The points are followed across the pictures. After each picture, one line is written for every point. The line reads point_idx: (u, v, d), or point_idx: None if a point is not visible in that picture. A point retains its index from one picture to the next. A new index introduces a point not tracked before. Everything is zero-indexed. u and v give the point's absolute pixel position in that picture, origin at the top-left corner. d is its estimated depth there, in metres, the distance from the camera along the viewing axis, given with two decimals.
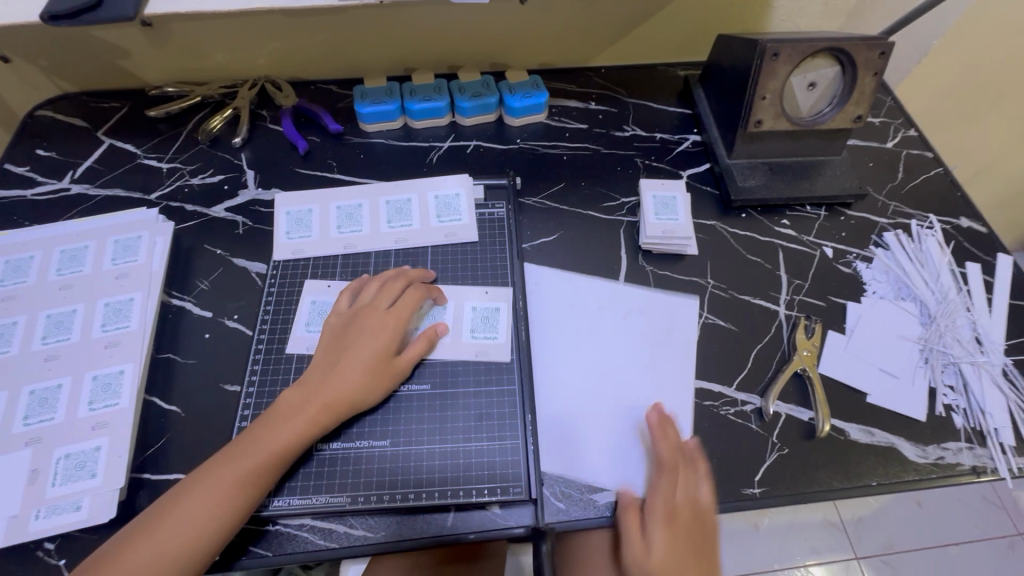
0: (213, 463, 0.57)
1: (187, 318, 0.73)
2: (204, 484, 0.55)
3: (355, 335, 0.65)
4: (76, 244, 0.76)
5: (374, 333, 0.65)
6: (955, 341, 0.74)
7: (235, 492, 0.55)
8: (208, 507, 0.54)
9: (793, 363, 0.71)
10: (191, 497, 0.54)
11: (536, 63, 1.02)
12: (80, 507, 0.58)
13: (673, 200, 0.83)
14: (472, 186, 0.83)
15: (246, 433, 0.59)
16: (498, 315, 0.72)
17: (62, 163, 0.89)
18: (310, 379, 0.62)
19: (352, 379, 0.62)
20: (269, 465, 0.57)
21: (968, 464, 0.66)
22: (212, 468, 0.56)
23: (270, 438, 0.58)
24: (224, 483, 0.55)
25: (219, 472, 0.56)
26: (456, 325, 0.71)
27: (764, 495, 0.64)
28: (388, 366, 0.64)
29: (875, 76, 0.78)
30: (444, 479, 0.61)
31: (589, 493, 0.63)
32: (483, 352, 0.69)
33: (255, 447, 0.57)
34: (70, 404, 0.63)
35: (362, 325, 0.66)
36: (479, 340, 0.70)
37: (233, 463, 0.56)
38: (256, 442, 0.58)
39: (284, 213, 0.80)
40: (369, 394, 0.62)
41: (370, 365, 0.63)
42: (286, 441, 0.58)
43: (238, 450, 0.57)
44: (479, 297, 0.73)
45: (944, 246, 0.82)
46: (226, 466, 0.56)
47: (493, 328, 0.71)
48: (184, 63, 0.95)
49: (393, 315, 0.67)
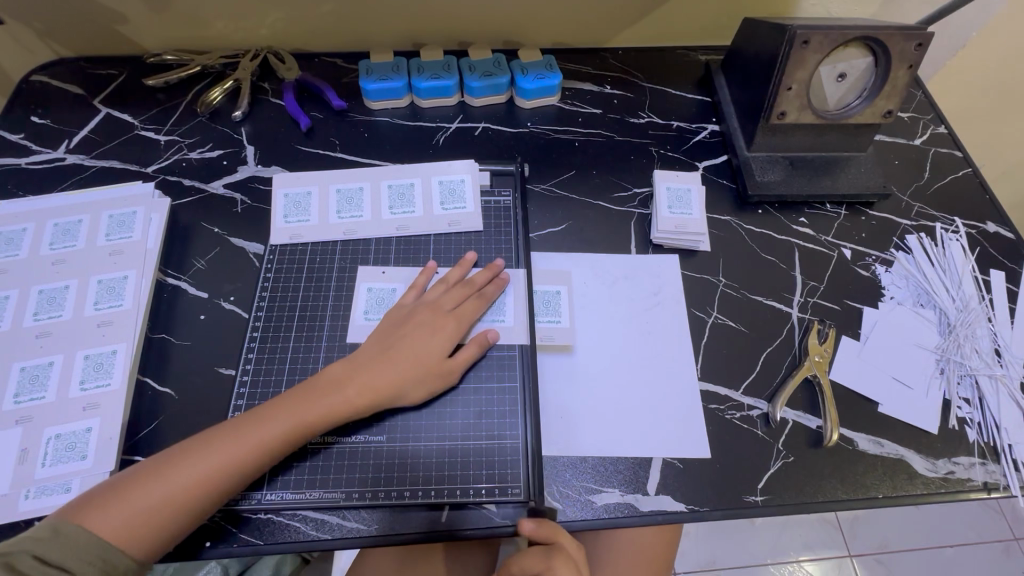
0: (225, 428, 0.56)
1: (182, 298, 0.72)
2: (218, 442, 0.55)
3: (411, 330, 0.64)
4: (69, 217, 0.73)
5: (431, 333, 0.64)
6: (974, 352, 0.71)
7: (248, 457, 0.55)
8: (215, 465, 0.54)
9: (804, 369, 0.69)
10: (203, 451, 0.54)
11: (549, 42, 0.98)
12: (70, 489, 0.57)
13: (687, 194, 0.79)
14: (478, 171, 0.80)
15: (273, 403, 0.59)
16: (559, 298, 0.73)
17: (58, 131, 0.86)
18: (357, 363, 0.62)
19: (399, 374, 0.61)
20: (288, 439, 0.57)
21: (979, 480, 0.64)
22: (229, 429, 0.56)
23: (297, 412, 0.58)
24: (239, 444, 0.55)
25: (236, 434, 0.56)
26: (517, 313, 0.70)
27: (766, 503, 0.62)
28: (439, 367, 0.63)
29: (909, 69, 0.74)
30: (440, 477, 0.60)
31: (587, 494, 0.62)
32: (550, 337, 0.70)
33: (280, 418, 0.57)
34: (61, 383, 0.62)
35: (420, 322, 0.65)
36: (544, 324, 0.71)
37: (253, 427, 0.56)
38: (283, 412, 0.57)
39: (281, 195, 0.77)
40: (412, 393, 0.62)
41: (421, 364, 0.62)
42: (316, 417, 0.58)
43: (264, 418, 0.57)
44: (542, 281, 0.74)
45: (968, 252, 0.79)
46: (245, 429, 0.56)
47: (555, 312, 0.72)
48: (183, 31, 0.91)
49: (452, 318, 0.66)
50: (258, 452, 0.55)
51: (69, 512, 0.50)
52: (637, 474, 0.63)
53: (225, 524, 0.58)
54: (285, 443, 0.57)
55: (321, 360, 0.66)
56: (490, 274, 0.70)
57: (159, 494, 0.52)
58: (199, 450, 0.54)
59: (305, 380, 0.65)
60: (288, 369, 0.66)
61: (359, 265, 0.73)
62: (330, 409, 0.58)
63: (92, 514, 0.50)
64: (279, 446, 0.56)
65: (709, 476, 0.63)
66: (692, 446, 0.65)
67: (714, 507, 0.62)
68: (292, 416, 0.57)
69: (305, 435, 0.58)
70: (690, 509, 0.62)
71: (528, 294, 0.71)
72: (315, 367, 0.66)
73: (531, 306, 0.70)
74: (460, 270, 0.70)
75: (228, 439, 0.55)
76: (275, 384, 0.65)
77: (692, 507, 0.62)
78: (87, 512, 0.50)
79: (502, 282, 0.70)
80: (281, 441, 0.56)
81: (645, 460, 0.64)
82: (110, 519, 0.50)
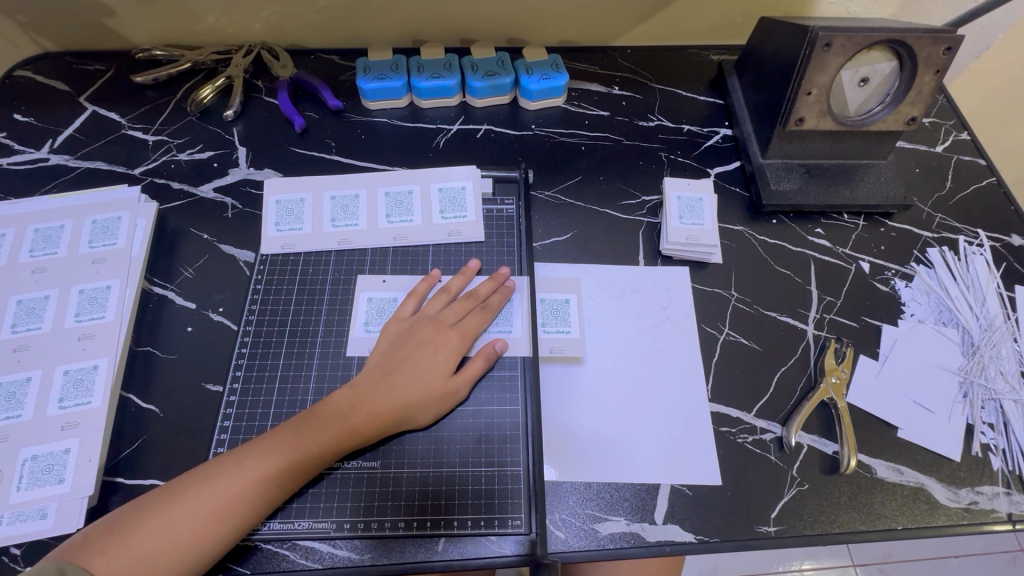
0: (225, 461, 0.53)
1: (169, 309, 0.68)
2: (225, 475, 0.52)
3: (414, 347, 0.61)
4: (51, 223, 0.70)
5: (435, 349, 0.61)
6: (999, 375, 0.67)
7: (258, 491, 0.52)
8: (222, 501, 0.51)
9: (820, 391, 0.65)
10: (210, 487, 0.51)
11: (555, 40, 0.94)
12: (46, 514, 0.54)
13: (699, 203, 0.76)
14: (481, 178, 0.76)
15: (273, 433, 0.56)
16: (569, 307, 0.70)
17: (41, 130, 0.82)
18: (360, 386, 0.59)
19: (405, 395, 0.58)
20: (296, 469, 0.54)
21: (1004, 512, 0.61)
22: (235, 460, 0.53)
23: (305, 440, 0.55)
24: (246, 478, 0.52)
25: (242, 467, 0.53)
26: (524, 323, 0.66)
27: (779, 534, 0.59)
28: (446, 386, 0.60)
29: (936, 75, 0.70)
30: (437, 506, 0.57)
31: (591, 522, 0.59)
32: (559, 348, 0.67)
33: (281, 448, 0.54)
34: (39, 401, 0.59)
35: (422, 338, 0.62)
36: (552, 335, 0.68)
37: (259, 458, 0.53)
38: (290, 440, 0.55)
39: (273, 201, 0.73)
40: (423, 414, 0.59)
41: (429, 383, 0.59)
42: (319, 445, 0.55)
43: (264, 450, 0.54)
44: (547, 288, 0.71)
45: (993, 267, 0.75)
46: (250, 460, 0.53)
47: (564, 322, 0.69)
48: (173, 25, 0.87)
49: (456, 332, 0.63)
50: (267, 485, 0.53)
51: (72, 552, 0.48)
52: (644, 502, 0.60)
53: (224, 561, 0.55)
54: (293, 474, 0.54)
55: (312, 379, 0.63)
56: (494, 283, 0.67)
57: (165, 534, 0.49)
58: (204, 484, 0.52)
59: (295, 400, 0.62)
60: (278, 388, 0.63)
61: (358, 274, 0.70)
62: (339, 436, 0.55)
63: (96, 556, 0.48)
64: (287, 477, 0.54)
65: (720, 504, 0.60)
66: (702, 472, 0.62)
67: (725, 538, 0.59)
68: (299, 444, 0.54)
69: (314, 464, 0.55)
70: (699, 539, 0.58)
71: (535, 302, 0.68)
72: (306, 386, 0.63)
73: (537, 316, 0.67)
74: (460, 280, 0.67)
75: (234, 471, 0.52)
76: (264, 404, 0.62)
77: (700, 537, 0.59)
78: (91, 554, 0.48)
79: (507, 291, 0.67)
80: (290, 471, 0.54)
81: (652, 487, 0.61)
82: (114, 562, 0.48)
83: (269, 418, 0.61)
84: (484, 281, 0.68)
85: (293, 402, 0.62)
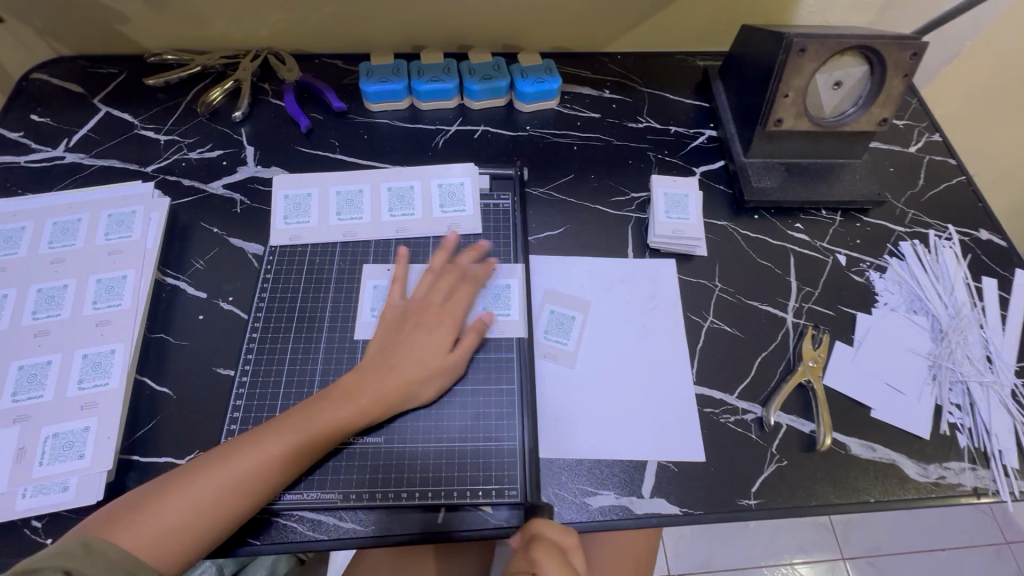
0: (241, 440, 0.57)
1: (181, 298, 0.72)
2: (241, 454, 0.55)
3: (411, 329, 0.65)
4: (69, 216, 0.73)
5: (430, 329, 0.65)
6: (966, 359, 0.72)
7: (274, 466, 0.56)
8: (240, 477, 0.54)
9: (798, 373, 0.69)
10: (228, 463, 0.55)
11: (549, 46, 0.98)
12: (67, 488, 0.58)
13: (684, 199, 0.80)
14: (478, 175, 0.80)
15: (286, 413, 0.59)
16: (573, 324, 0.73)
17: (57, 130, 0.86)
18: (366, 368, 0.62)
19: (408, 375, 0.62)
20: (308, 448, 0.57)
21: (970, 485, 0.65)
22: (250, 440, 0.57)
23: (315, 420, 0.58)
24: (262, 456, 0.55)
25: (256, 446, 0.56)
26: (521, 306, 0.71)
27: (759, 507, 0.63)
28: (445, 362, 0.63)
29: (904, 78, 0.75)
30: (439, 479, 0.61)
31: (583, 496, 0.62)
32: (552, 355, 0.70)
33: (294, 427, 0.57)
34: (59, 382, 0.62)
35: (418, 320, 0.65)
36: (549, 342, 0.71)
37: (273, 437, 0.57)
38: (301, 421, 0.58)
39: (281, 196, 0.77)
40: (426, 390, 0.63)
41: (428, 360, 0.63)
42: (331, 426, 0.58)
43: (278, 428, 0.57)
44: (559, 301, 0.74)
45: (961, 259, 0.80)
46: (265, 439, 0.56)
47: (564, 334, 0.72)
48: (184, 30, 0.91)
49: (447, 311, 0.66)
50: (282, 461, 0.56)
51: (97, 528, 0.51)
52: (632, 477, 0.64)
53: (241, 535, 0.58)
54: (305, 452, 0.57)
55: (320, 361, 0.67)
56: (475, 254, 0.71)
57: (186, 510, 0.52)
58: (221, 463, 0.55)
59: (304, 381, 0.65)
60: (287, 370, 0.66)
61: (362, 264, 0.73)
62: (348, 416, 0.59)
63: (122, 529, 0.51)
64: (299, 455, 0.57)
65: (703, 479, 0.64)
66: (687, 448, 0.65)
67: (708, 510, 0.62)
68: (311, 424, 0.58)
69: (326, 441, 0.58)
70: (684, 511, 0.62)
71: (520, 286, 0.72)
72: (314, 368, 0.66)
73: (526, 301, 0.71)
74: (441, 260, 0.71)
75: (250, 449, 0.56)
76: (274, 385, 0.65)
77: (686, 510, 0.62)
78: (116, 529, 0.51)
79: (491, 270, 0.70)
80: (302, 449, 0.57)
81: (640, 463, 0.64)
82: (139, 537, 0.51)
83: (279, 399, 0.64)
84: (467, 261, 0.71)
85: (302, 383, 0.65)
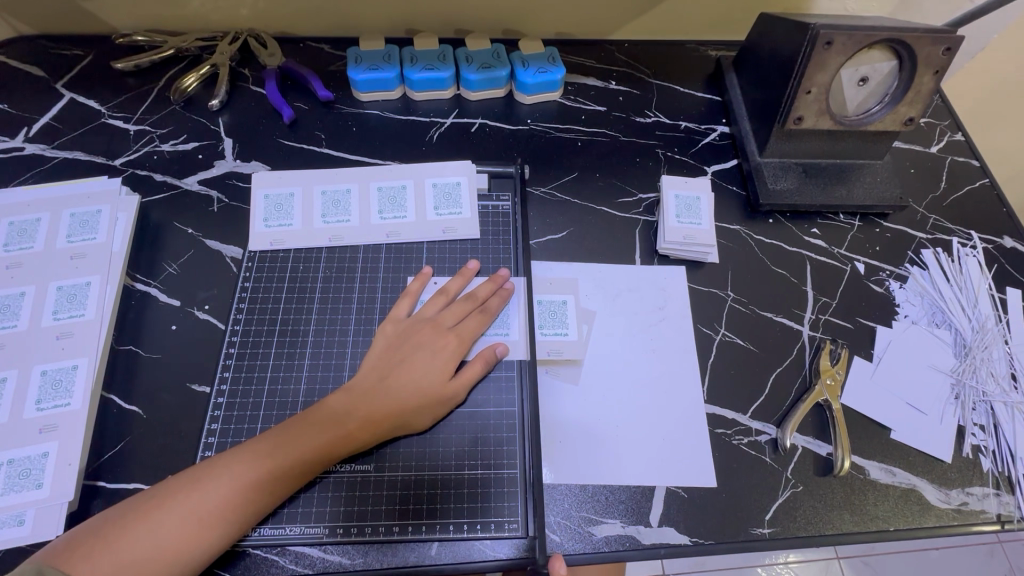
0: (214, 463, 0.52)
1: (152, 306, 0.66)
2: (215, 480, 0.50)
3: (412, 349, 0.60)
4: (26, 215, 0.67)
5: (433, 352, 0.60)
6: (990, 376, 0.68)
7: (249, 497, 0.51)
8: (211, 508, 0.49)
9: (815, 393, 0.65)
10: (198, 492, 0.50)
11: (552, 32, 0.92)
12: (24, 521, 0.53)
13: (696, 202, 0.75)
14: (476, 173, 0.74)
15: (266, 435, 0.54)
16: (566, 308, 0.69)
17: (16, 117, 0.79)
18: (357, 387, 0.58)
19: (401, 400, 0.57)
20: (289, 477, 0.52)
21: (993, 512, 0.62)
22: (224, 465, 0.51)
23: (295, 445, 0.53)
24: (237, 483, 0.51)
25: (231, 472, 0.51)
26: (522, 326, 0.65)
27: (773, 536, 0.59)
28: (443, 391, 0.58)
29: (935, 75, 0.70)
30: (433, 510, 0.56)
31: (586, 525, 0.58)
32: (557, 351, 0.66)
33: (274, 452, 0.52)
34: (15, 403, 0.57)
35: (417, 340, 0.61)
36: (549, 337, 0.67)
37: (250, 462, 0.52)
38: (281, 445, 0.53)
39: (262, 195, 0.71)
40: (418, 418, 0.57)
41: (424, 387, 0.58)
42: (314, 454, 0.53)
43: (256, 452, 0.52)
44: (545, 289, 0.70)
45: (985, 269, 0.76)
46: (241, 465, 0.51)
47: (562, 324, 0.68)
48: (155, 9, 0.83)
49: (455, 336, 0.61)
50: (259, 491, 0.51)
51: (56, 557, 0.46)
52: (640, 504, 0.59)
53: (211, 567, 0.53)
54: (284, 481, 0.52)
55: (303, 380, 0.61)
56: (493, 286, 0.66)
57: (151, 542, 0.47)
58: (192, 490, 0.50)
59: (286, 402, 0.60)
60: (268, 388, 0.61)
61: (350, 271, 0.68)
62: (332, 441, 0.54)
63: (75, 564, 0.46)
64: (278, 483, 0.52)
65: (714, 505, 0.60)
66: (697, 471, 0.61)
67: (719, 540, 0.59)
68: (291, 449, 0.53)
69: (306, 469, 0.53)
70: (694, 541, 0.58)
71: (532, 304, 0.67)
72: (297, 387, 0.61)
73: (534, 318, 0.66)
74: (460, 281, 0.66)
75: (223, 477, 0.51)
76: (254, 406, 0.60)
77: (696, 540, 0.58)
78: (76, 559, 0.46)
79: (506, 294, 0.66)
80: (282, 476, 0.52)
81: (648, 489, 0.60)
82: (99, 569, 0.46)
83: (259, 422, 0.59)
84: (484, 283, 0.67)
85: (284, 404, 0.60)
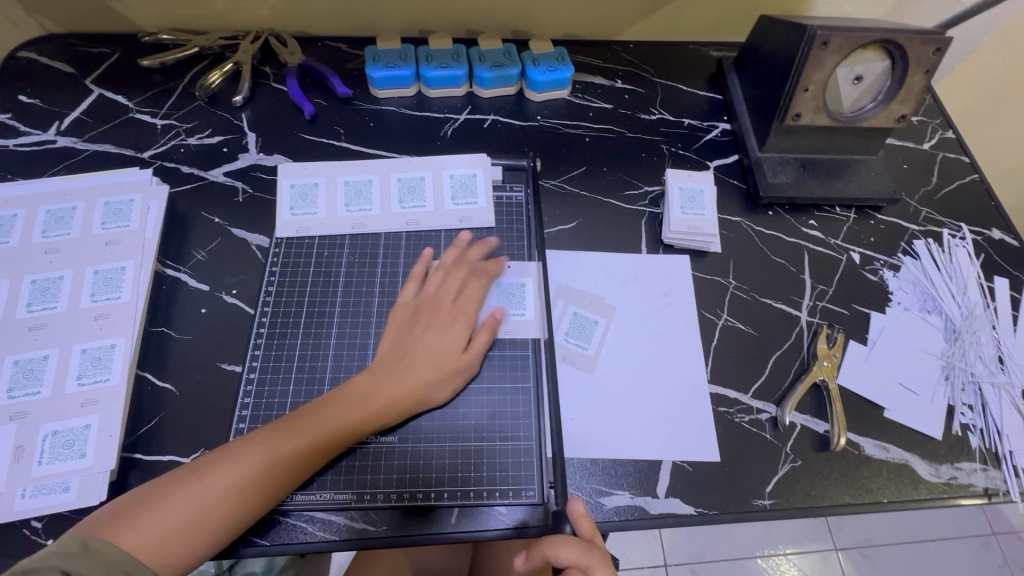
0: (250, 437, 0.55)
1: (182, 290, 0.69)
2: (249, 453, 0.53)
3: (424, 327, 0.63)
4: (63, 204, 0.70)
5: (446, 328, 0.63)
6: (978, 359, 0.72)
7: (285, 468, 0.54)
8: (249, 478, 0.52)
9: (812, 373, 0.69)
10: (236, 463, 0.52)
11: (560, 33, 0.95)
12: (69, 488, 0.56)
13: (700, 194, 0.79)
14: (490, 166, 0.78)
15: (298, 412, 0.57)
16: (594, 328, 0.71)
17: (48, 112, 0.82)
18: (381, 368, 0.61)
19: (421, 375, 0.60)
20: (323, 449, 0.56)
21: (980, 486, 0.65)
22: (260, 439, 0.54)
23: (327, 420, 0.56)
24: (272, 455, 0.54)
25: (267, 445, 0.54)
26: (537, 309, 0.69)
27: (773, 507, 0.63)
28: (457, 362, 0.62)
29: (925, 74, 0.73)
30: (454, 480, 0.60)
31: (597, 496, 0.61)
32: (570, 358, 0.69)
33: (307, 427, 0.56)
34: (57, 379, 0.60)
35: (432, 318, 0.64)
36: (569, 345, 0.70)
37: (285, 436, 0.55)
38: (314, 422, 0.56)
39: (287, 186, 0.75)
40: (438, 391, 0.61)
41: (440, 359, 0.61)
42: (345, 429, 0.57)
43: (291, 428, 0.55)
44: (559, 280, 0.74)
45: (974, 258, 0.80)
46: (277, 439, 0.54)
47: (584, 338, 0.70)
48: (181, 8, 0.87)
49: (460, 309, 0.65)
50: (293, 463, 0.54)
51: (101, 526, 0.48)
52: (647, 477, 0.63)
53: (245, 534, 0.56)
54: (317, 454, 0.56)
55: (330, 358, 0.65)
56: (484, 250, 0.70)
57: (193, 510, 0.50)
58: (230, 462, 0.52)
59: (313, 378, 0.64)
60: (296, 365, 0.64)
61: (372, 256, 0.71)
62: (361, 418, 0.57)
63: (120, 531, 0.48)
64: (311, 456, 0.55)
65: (718, 479, 0.63)
66: (701, 445, 0.65)
67: (723, 510, 0.62)
68: (323, 424, 0.56)
69: (338, 442, 0.57)
70: (699, 511, 0.62)
71: (546, 287, 0.71)
72: (324, 364, 0.64)
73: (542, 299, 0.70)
74: (456, 259, 0.69)
75: (260, 449, 0.54)
76: (283, 382, 0.63)
77: (700, 510, 0.62)
78: (119, 526, 0.48)
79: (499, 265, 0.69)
80: (315, 449, 0.55)
81: (655, 462, 0.64)
82: (143, 536, 0.48)
83: (288, 397, 0.63)
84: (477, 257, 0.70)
85: (312, 380, 0.63)
